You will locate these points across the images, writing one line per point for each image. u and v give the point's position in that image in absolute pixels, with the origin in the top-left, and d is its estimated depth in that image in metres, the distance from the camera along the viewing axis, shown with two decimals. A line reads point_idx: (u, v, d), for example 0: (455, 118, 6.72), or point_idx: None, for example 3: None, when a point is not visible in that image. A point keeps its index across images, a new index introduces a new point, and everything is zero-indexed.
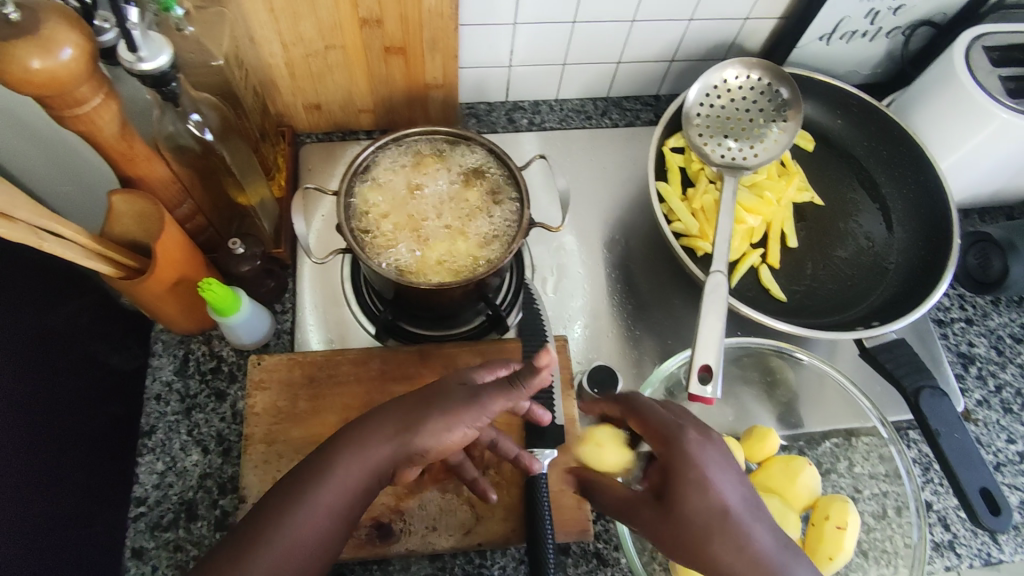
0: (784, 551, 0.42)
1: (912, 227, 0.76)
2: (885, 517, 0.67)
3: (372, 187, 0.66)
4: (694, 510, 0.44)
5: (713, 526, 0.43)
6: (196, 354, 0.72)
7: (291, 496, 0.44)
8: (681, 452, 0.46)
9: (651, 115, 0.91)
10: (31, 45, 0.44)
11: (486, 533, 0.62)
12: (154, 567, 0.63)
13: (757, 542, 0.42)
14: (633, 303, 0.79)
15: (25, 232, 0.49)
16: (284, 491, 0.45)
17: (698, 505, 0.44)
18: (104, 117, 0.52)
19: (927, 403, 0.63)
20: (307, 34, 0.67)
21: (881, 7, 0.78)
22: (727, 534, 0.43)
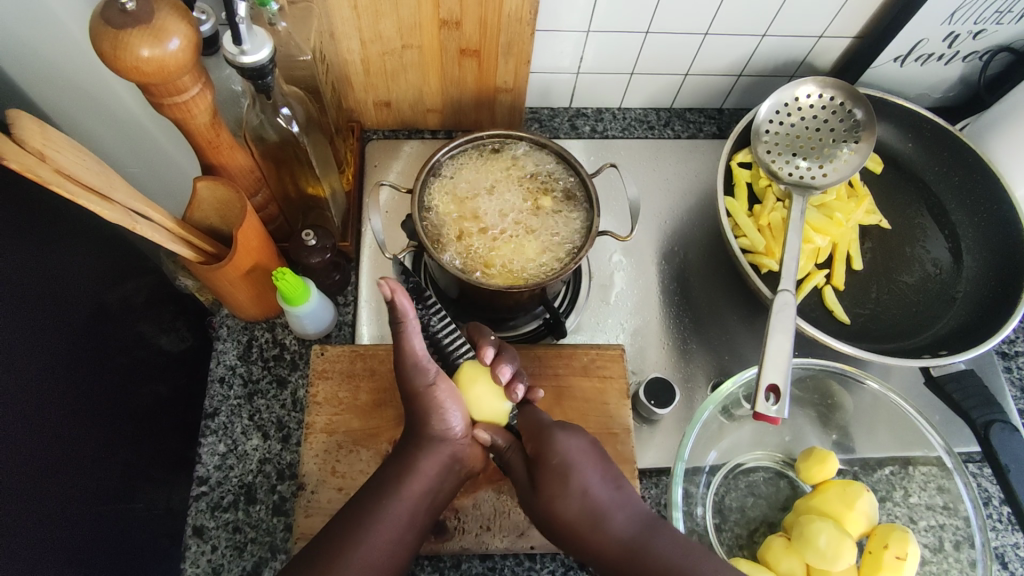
0: (642, 531, 0.51)
1: (982, 256, 0.75)
2: (942, 550, 0.66)
3: (444, 188, 0.68)
4: (570, 502, 0.52)
5: (643, 530, 0.51)
6: (259, 341, 0.74)
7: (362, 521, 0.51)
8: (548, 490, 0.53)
9: (714, 129, 0.90)
10: (143, 34, 0.45)
11: (539, 537, 0.62)
12: (214, 546, 0.65)
13: (620, 533, 0.51)
14: (690, 317, 0.78)
15: (121, 213, 0.50)
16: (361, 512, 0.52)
17: (607, 545, 0.51)
18: (199, 107, 0.53)
19: (997, 437, 0.62)
20: (386, 32, 0.68)
21: (962, 31, 0.76)
22: (627, 555, 0.50)
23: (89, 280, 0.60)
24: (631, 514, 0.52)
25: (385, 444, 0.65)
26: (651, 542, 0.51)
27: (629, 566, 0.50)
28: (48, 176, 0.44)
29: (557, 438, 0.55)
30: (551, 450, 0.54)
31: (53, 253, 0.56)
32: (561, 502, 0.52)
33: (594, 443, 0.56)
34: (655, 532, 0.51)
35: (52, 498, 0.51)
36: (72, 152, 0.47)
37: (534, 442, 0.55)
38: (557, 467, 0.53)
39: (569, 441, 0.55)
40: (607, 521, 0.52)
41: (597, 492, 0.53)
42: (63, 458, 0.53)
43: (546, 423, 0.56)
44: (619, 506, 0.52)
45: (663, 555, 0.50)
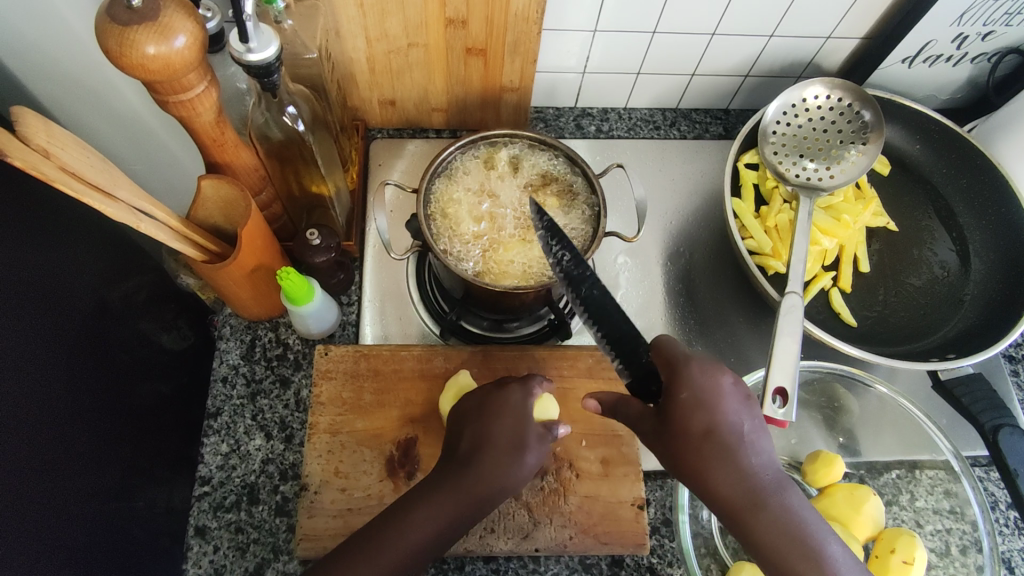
0: (773, 482, 0.46)
1: (990, 259, 0.75)
2: (948, 554, 0.65)
3: (449, 187, 0.67)
4: (703, 436, 0.46)
5: (771, 483, 0.46)
6: (262, 340, 0.73)
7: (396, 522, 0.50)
8: (680, 419, 0.47)
9: (720, 129, 0.90)
10: (149, 31, 0.45)
11: (543, 539, 0.61)
12: (215, 547, 0.65)
13: (752, 476, 0.45)
14: (695, 319, 0.78)
15: (125, 212, 0.50)
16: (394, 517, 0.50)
17: (731, 488, 0.45)
18: (204, 105, 0.53)
19: (1005, 442, 0.61)
20: (392, 30, 0.68)
21: (971, 32, 0.76)
22: (756, 503, 0.45)
23: (91, 278, 0.59)
24: (764, 463, 0.46)
25: (388, 445, 0.64)
26: (772, 499, 0.45)
27: (744, 517, 0.45)
28: (52, 174, 0.44)
29: (698, 368, 0.48)
30: (685, 383, 0.48)
31: (55, 250, 0.55)
32: (695, 432, 0.46)
33: (739, 381, 0.49)
34: (781, 486, 0.46)
35: (55, 496, 0.51)
36: (76, 149, 0.47)
37: (666, 374, 0.49)
38: (691, 400, 0.47)
39: (717, 375, 0.48)
40: (735, 468, 0.45)
41: (732, 434, 0.46)
42: (65, 457, 0.52)
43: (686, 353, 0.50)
44: (753, 451, 0.46)
45: (786, 513, 0.45)
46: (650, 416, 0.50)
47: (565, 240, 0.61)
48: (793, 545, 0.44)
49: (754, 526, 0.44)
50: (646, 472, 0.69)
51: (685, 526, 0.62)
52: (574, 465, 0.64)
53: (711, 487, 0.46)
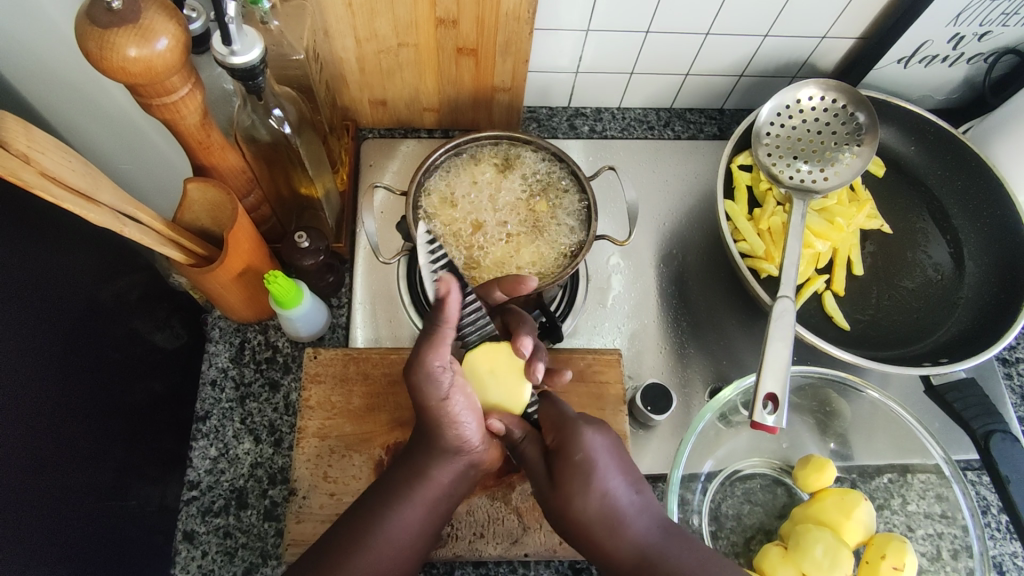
0: (661, 538, 0.48)
1: (984, 262, 0.74)
2: (939, 559, 0.65)
3: (439, 190, 0.67)
4: (588, 499, 0.49)
5: (662, 536, 0.49)
6: (252, 342, 0.73)
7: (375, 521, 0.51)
8: (567, 485, 0.50)
9: (714, 130, 0.89)
10: (130, 34, 0.44)
11: (533, 544, 0.61)
12: (203, 552, 0.64)
13: (640, 534, 0.48)
14: (688, 321, 0.77)
15: (108, 217, 0.49)
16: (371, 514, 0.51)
17: (624, 549, 0.48)
18: (189, 107, 0.52)
19: (997, 447, 0.61)
20: (382, 30, 0.67)
21: (967, 33, 0.75)
22: (651, 563, 0.47)
23: (80, 278, 0.58)
24: (651, 520, 0.49)
25: (378, 449, 0.64)
26: (665, 551, 0.48)
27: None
28: (32, 179, 0.43)
29: (578, 433, 0.52)
30: (575, 446, 0.51)
31: (43, 250, 0.54)
32: (582, 498, 0.49)
33: (614, 439, 0.53)
34: (673, 539, 0.49)
35: (46, 500, 0.50)
36: (58, 153, 0.46)
37: (557, 435, 0.53)
38: (580, 463, 0.50)
39: (594, 436, 0.52)
40: (622, 527, 0.48)
41: (620, 492, 0.50)
42: (56, 460, 0.52)
43: (571, 417, 0.54)
44: (636, 508, 0.49)
45: (685, 568, 0.47)
46: (543, 479, 0.52)
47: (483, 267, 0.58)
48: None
49: None
50: None
51: None
52: None
53: (606, 550, 0.48)
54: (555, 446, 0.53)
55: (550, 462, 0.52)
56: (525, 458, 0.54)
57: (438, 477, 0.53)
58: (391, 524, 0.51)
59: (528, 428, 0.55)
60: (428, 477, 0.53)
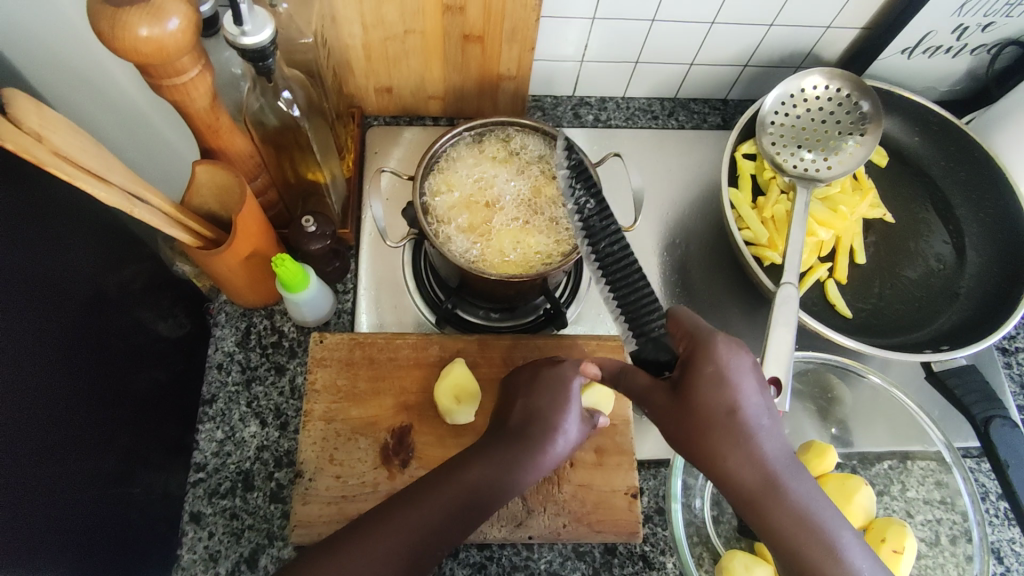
0: (789, 468, 0.44)
1: (985, 252, 0.75)
2: (938, 544, 0.66)
3: (446, 175, 0.67)
4: (716, 420, 0.44)
5: (788, 465, 0.44)
6: (258, 327, 0.73)
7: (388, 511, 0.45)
8: (692, 397, 0.46)
9: (719, 120, 0.89)
10: (142, 13, 0.45)
11: (536, 527, 0.62)
12: (211, 533, 0.65)
13: (767, 459, 0.43)
14: (691, 309, 0.78)
15: (119, 198, 0.49)
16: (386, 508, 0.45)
17: (746, 474, 0.43)
18: (198, 89, 0.53)
19: (998, 433, 0.62)
20: (389, 16, 0.67)
21: (971, 24, 0.75)
22: (773, 491, 0.43)
23: (86, 263, 0.59)
24: (780, 447, 0.44)
25: (383, 432, 0.64)
26: (788, 482, 0.43)
27: (761, 501, 0.43)
28: (46, 157, 0.44)
29: (720, 345, 0.47)
30: (707, 360, 0.47)
31: (49, 235, 0.55)
32: (712, 407, 0.45)
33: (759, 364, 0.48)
34: (796, 472, 0.44)
35: (52, 480, 0.51)
36: (70, 133, 0.46)
37: (691, 347, 0.48)
38: (712, 377, 0.46)
39: (734, 356, 0.47)
40: (746, 449, 0.44)
41: (757, 410, 0.45)
42: (61, 441, 0.52)
43: (712, 329, 0.49)
44: (768, 432, 0.44)
45: (803, 505, 0.43)
46: (662, 391, 0.48)
47: (590, 188, 0.63)
48: (810, 537, 0.42)
49: (768, 515, 0.43)
50: (640, 462, 0.69)
51: (677, 514, 0.63)
52: (568, 454, 0.64)
53: (723, 475, 0.44)
54: (688, 350, 0.48)
55: (676, 376, 0.48)
56: (636, 379, 0.50)
57: (503, 476, 0.48)
58: (405, 526, 0.44)
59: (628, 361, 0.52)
60: (486, 474, 0.47)
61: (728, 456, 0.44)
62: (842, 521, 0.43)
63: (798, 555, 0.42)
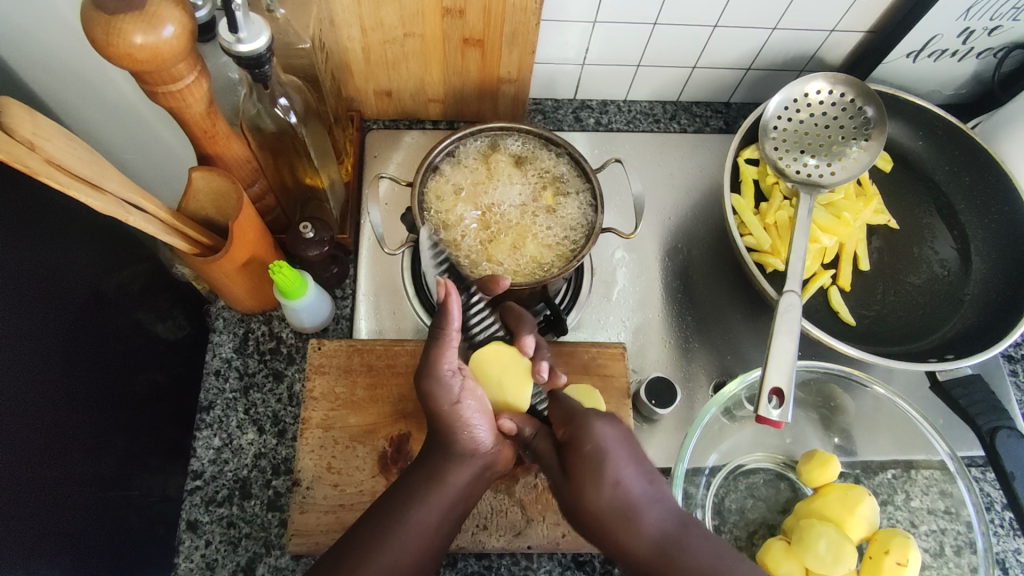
0: (680, 531, 0.45)
1: (991, 258, 0.74)
2: (942, 555, 0.65)
3: (444, 182, 0.66)
4: (606, 497, 0.46)
5: (680, 529, 0.46)
6: (256, 333, 0.73)
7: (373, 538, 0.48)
8: (579, 478, 0.48)
9: (721, 123, 0.89)
10: (137, 20, 0.44)
11: (536, 536, 0.61)
12: (207, 541, 0.64)
13: (656, 527, 0.45)
14: (693, 315, 0.77)
15: (113, 205, 0.49)
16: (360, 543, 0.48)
17: (639, 544, 0.45)
18: (194, 95, 0.52)
19: (1003, 443, 0.61)
20: (388, 19, 0.67)
21: (977, 27, 0.74)
22: (670, 560, 0.44)
23: (82, 267, 0.58)
24: (668, 512, 0.47)
25: (381, 441, 0.64)
26: (681, 546, 0.45)
27: (663, 569, 0.44)
28: (37, 166, 0.43)
29: (587, 423, 0.50)
30: (585, 437, 0.49)
31: (44, 238, 0.54)
32: (593, 495, 0.47)
33: (626, 431, 0.51)
34: (689, 534, 0.45)
35: (49, 487, 0.50)
36: (63, 140, 0.46)
37: (568, 427, 0.51)
38: (591, 455, 0.48)
39: (601, 428, 0.50)
40: (635, 521, 0.46)
41: (637, 482, 0.47)
42: (59, 447, 0.52)
43: (577, 409, 0.53)
44: (655, 499, 0.47)
45: (704, 565, 0.44)
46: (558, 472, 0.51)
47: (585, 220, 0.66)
48: None
49: None
50: None
51: None
52: None
53: (623, 549, 0.46)
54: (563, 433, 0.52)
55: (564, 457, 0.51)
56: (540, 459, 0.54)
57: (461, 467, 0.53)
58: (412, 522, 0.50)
59: (540, 427, 0.56)
60: (445, 481, 0.52)
61: (622, 533, 0.46)
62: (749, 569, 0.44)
63: None
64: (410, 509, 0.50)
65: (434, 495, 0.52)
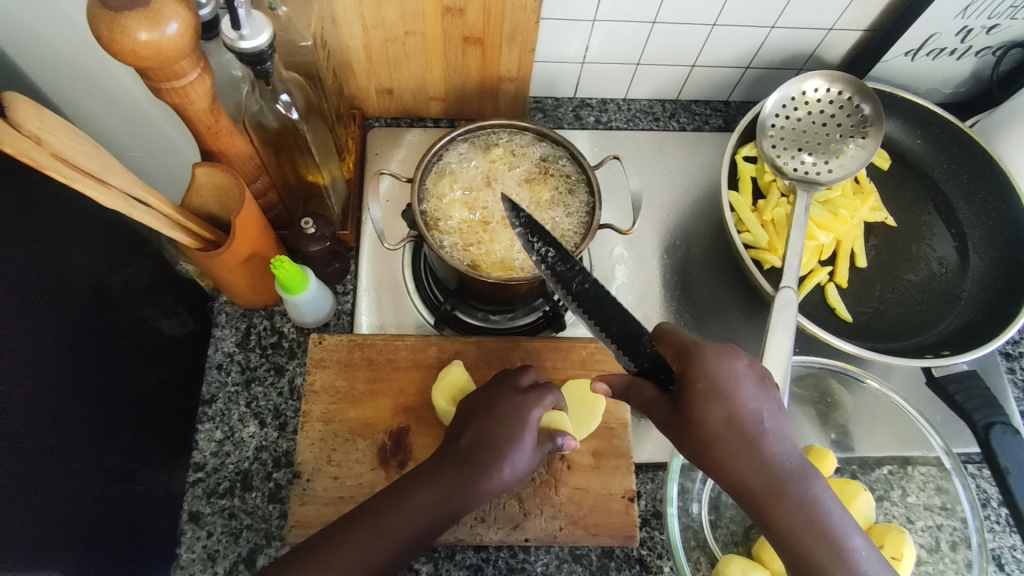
0: (798, 472, 0.45)
1: (988, 256, 0.74)
2: (938, 551, 0.65)
3: (443, 178, 0.67)
4: (727, 429, 0.46)
5: (794, 468, 0.45)
6: (258, 328, 0.74)
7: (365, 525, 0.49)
8: (696, 408, 0.47)
9: (720, 122, 0.89)
10: (140, 18, 0.45)
11: (533, 529, 0.62)
12: (209, 532, 0.65)
13: (774, 461, 0.45)
14: (691, 312, 0.77)
15: (116, 199, 0.50)
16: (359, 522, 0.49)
17: (750, 476, 0.45)
18: (198, 92, 0.53)
19: (998, 440, 0.62)
20: (389, 18, 0.67)
21: (975, 26, 0.75)
22: (778, 497, 0.44)
23: (88, 264, 0.59)
24: (785, 452, 0.46)
25: (381, 434, 0.65)
26: (798, 485, 0.44)
27: (768, 504, 0.44)
28: (44, 160, 0.44)
29: (708, 354, 0.49)
30: (703, 371, 0.48)
31: (51, 234, 0.55)
32: (706, 422, 0.46)
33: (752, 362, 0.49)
34: (801, 476, 0.45)
35: (55, 478, 0.51)
36: (68, 135, 0.47)
37: (681, 361, 0.50)
38: (709, 388, 0.47)
39: (724, 359, 0.48)
40: (754, 453, 0.45)
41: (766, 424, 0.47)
42: (63, 440, 0.53)
43: (694, 342, 0.50)
44: (776, 435, 0.46)
45: (809, 502, 0.44)
46: (664, 404, 0.50)
47: (546, 236, 0.60)
48: (823, 538, 0.43)
49: (783, 518, 0.44)
50: (638, 465, 0.69)
51: (673, 519, 0.63)
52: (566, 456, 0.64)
53: (733, 480, 0.45)
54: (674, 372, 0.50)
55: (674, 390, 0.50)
56: (641, 393, 0.52)
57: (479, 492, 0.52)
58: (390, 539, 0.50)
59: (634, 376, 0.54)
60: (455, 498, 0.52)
61: (738, 461, 0.45)
62: (853, 524, 0.44)
63: (807, 554, 0.43)
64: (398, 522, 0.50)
65: (418, 489, 0.50)
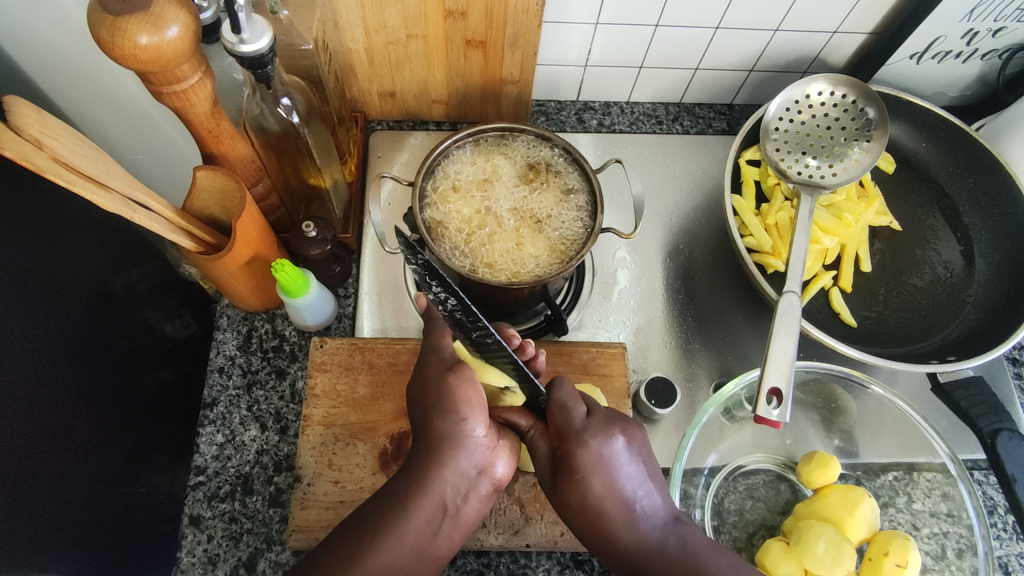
0: (659, 540, 0.50)
1: (994, 260, 0.73)
2: (944, 558, 0.65)
3: (445, 181, 0.67)
4: (592, 511, 0.50)
5: (657, 536, 0.50)
6: (259, 331, 0.74)
7: (380, 525, 0.48)
8: (570, 491, 0.51)
9: (724, 125, 0.89)
10: (141, 22, 0.45)
11: (535, 535, 0.61)
12: (209, 536, 0.65)
13: (635, 535, 0.50)
14: (694, 316, 0.77)
15: (118, 203, 0.50)
16: (371, 529, 0.48)
17: (621, 546, 0.50)
18: (199, 96, 0.53)
19: (1004, 446, 0.61)
20: (391, 21, 0.67)
21: (981, 28, 0.74)
22: (643, 566, 0.49)
23: (91, 268, 0.59)
24: (648, 523, 0.51)
25: (382, 438, 0.64)
26: (661, 552, 0.50)
27: (630, 568, 0.50)
28: (45, 164, 0.44)
29: (581, 438, 0.51)
30: (576, 457, 0.51)
31: (54, 238, 0.55)
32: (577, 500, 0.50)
33: (620, 441, 0.52)
34: (665, 539, 0.50)
35: (58, 482, 0.51)
36: (69, 139, 0.47)
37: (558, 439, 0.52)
38: (577, 473, 0.50)
39: (593, 443, 0.51)
40: (621, 530, 0.50)
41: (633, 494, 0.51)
42: (67, 444, 0.53)
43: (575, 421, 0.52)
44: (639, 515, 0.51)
45: (667, 567, 0.49)
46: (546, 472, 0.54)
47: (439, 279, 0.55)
48: None
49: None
50: None
51: None
52: None
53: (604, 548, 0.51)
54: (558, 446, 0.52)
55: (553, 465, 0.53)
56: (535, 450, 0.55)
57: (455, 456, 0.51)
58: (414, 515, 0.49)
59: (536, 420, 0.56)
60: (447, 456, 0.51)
61: (606, 538, 0.50)
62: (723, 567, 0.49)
63: None
64: (406, 500, 0.49)
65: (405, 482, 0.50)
